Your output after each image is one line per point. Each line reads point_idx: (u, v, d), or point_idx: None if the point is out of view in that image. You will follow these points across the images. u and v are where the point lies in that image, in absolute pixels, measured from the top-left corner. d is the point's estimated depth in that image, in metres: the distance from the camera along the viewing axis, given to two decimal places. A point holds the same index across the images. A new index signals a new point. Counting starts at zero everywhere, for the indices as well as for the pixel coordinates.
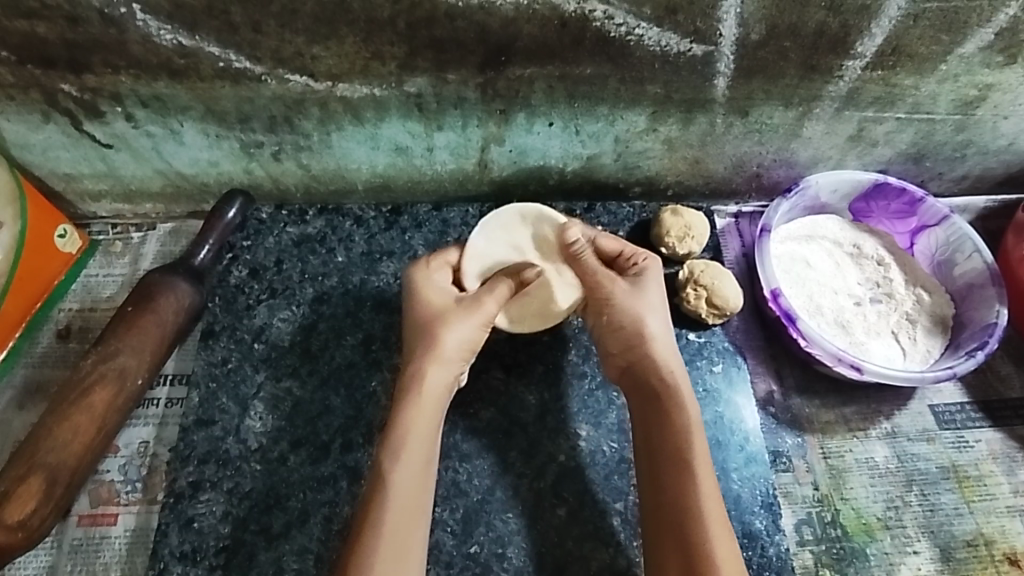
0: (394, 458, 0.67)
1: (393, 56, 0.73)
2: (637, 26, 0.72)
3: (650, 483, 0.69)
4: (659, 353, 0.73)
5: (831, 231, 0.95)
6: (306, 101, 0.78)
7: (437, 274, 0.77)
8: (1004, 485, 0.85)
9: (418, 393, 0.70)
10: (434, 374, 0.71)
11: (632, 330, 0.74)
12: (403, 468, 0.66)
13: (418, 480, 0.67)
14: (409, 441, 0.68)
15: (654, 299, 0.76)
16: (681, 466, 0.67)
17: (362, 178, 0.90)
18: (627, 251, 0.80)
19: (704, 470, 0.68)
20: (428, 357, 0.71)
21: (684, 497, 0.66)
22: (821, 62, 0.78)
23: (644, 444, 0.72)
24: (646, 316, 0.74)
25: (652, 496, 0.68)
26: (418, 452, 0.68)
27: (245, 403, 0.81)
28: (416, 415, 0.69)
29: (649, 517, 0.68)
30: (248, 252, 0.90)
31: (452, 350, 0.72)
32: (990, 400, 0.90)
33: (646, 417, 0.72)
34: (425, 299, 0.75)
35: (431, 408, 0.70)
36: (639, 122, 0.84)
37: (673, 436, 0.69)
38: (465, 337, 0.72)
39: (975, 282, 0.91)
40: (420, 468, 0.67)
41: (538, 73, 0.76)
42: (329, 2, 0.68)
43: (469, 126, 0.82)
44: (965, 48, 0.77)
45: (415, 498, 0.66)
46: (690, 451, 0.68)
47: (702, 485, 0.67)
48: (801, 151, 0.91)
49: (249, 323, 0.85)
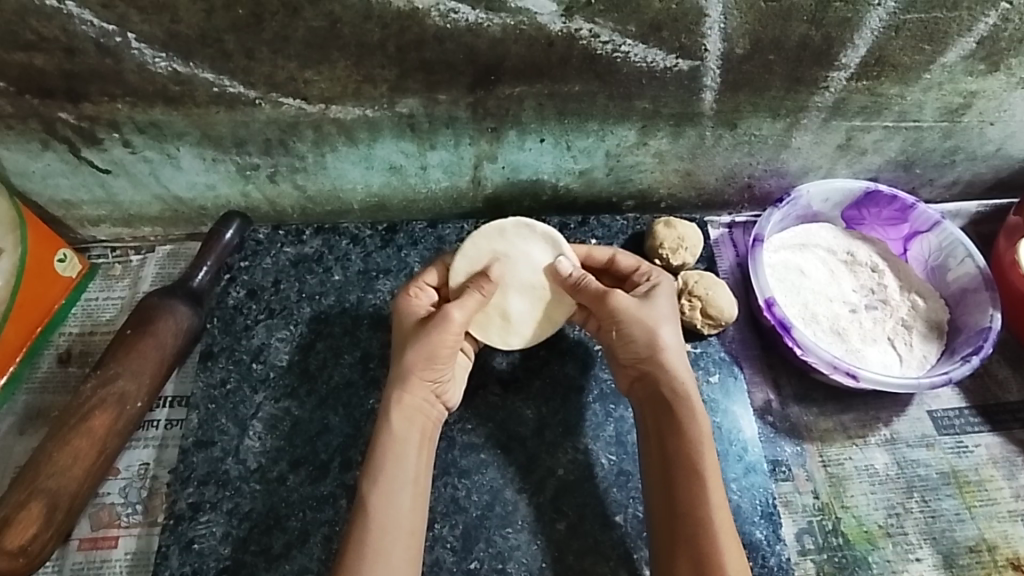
0: (374, 479, 0.67)
1: (385, 79, 0.74)
2: (623, 43, 0.73)
3: (659, 495, 0.70)
4: (675, 365, 0.74)
5: (824, 239, 0.96)
6: (300, 123, 0.79)
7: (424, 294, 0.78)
8: (1005, 490, 0.85)
9: (397, 416, 0.71)
10: (411, 396, 0.72)
11: (647, 343, 0.74)
12: (386, 487, 0.67)
13: (405, 500, 0.67)
14: (388, 464, 0.69)
15: (664, 310, 0.76)
16: (693, 476, 0.68)
17: (357, 198, 0.91)
18: (644, 267, 0.81)
19: (716, 483, 0.68)
20: (404, 377, 0.72)
21: (695, 510, 0.66)
22: (806, 74, 0.79)
23: (655, 458, 0.72)
24: (659, 327, 0.75)
25: (661, 509, 0.69)
26: (398, 474, 0.68)
27: (244, 423, 0.81)
28: (393, 436, 0.70)
29: (659, 529, 0.68)
30: (246, 273, 0.91)
31: (426, 367, 0.73)
32: (989, 403, 0.90)
33: (659, 430, 0.73)
34: (406, 323, 0.75)
35: (407, 429, 0.71)
36: (629, 137, 0.85)
37: (685, 448, 0.70)
38: (429, 353, 0.72)
39: (969, 287, 0.92)
40: (402, 490, 0.68)
41: (527, 91, 0.77)
42: (321, 28, 0.69)
43: (461, 143, 0.83)
44: (947, 57, 0.78)
45: (399, 518, 0.66)
46: (703, 462, 0.69)
47: (714, 497, 0.67)
48: (791, 162, 0.92)
49: (248, 344, 0.86)
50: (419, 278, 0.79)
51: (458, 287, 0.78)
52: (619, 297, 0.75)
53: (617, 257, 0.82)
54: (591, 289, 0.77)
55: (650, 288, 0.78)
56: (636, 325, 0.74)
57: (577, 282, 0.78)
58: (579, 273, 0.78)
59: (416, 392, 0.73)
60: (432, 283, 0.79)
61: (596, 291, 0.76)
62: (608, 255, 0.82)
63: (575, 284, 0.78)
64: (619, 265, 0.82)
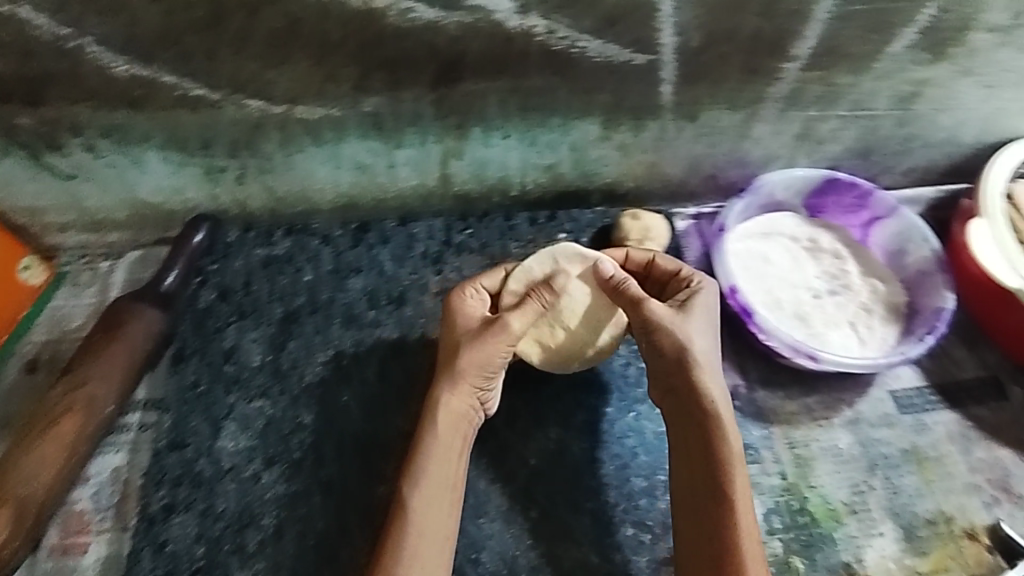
0: (415, 483, 0.70)
1: (347, 78, 0.75)
2: (580, 38, 0.74)
3: (686, 508, 0.72)
4: (707, 382, 0.74)
5: (787, 227, 0.98)
6: (265, 124, 0.79)
7: (472, 300, 0.79)
8: (961, 464, 0.87)
9: (442, 419, 0.74)
10: (457, 399, 0.74)
11: (679, 357, 0.74)
12: (425, 499, 0.69)
13: (438, 507, 0.70)
14: (429, 470, 0.71)
15: (699, 324, 0.76)
16: (721, 491, 0.70)
17: (327, 198, 0.92)
18: (684, 272, 0.81)
19: (744, 501, 0.70)
20: (446, 384, 0.74)
21: (722, 523, 0.69)
22: (760, 66, 0.81)
23: (682, 472, 0.73)
24: (692, 341, 0.75)
25: (687, 517, 0.71)
26: (439, 480, 0.71)
27: (217, 424, 0.81)
28: (438, 445, 0.73)
29: (685, 534, 0.71)
30: (217, 275, 0.91)
31: (477, 372, 0.74)
32: (947, 382, 0.94)
33: (687, 444, 0.74)
34: (462, 327, 0.76)
35: (450, 433, 0.73)
36: (592, 130, 0.86)
37: (714, 465, 0.71)
38: (483, 361, 0.74)
39: (925, 270, 0.95)
40: (438, 496, 0.70)
41: (489, 87, 0.79)
42: (281, 29, 0.70)
43: (427, 141, 0.84)
44: (894, 48, 0.81)
45: (436, 524, 0.69)
46: (732, 480, 0.70)
47: (741, 514, 0.69)
48: (753, 151, 0.93)
49: (219, 345, 0.86)
50: (474, 281, 0.80)
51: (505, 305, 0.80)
52: (655, 309, 0.75)
53: (656, 260, 0.83)
54: (629, 293, 0.76)
55: (687, 298, 0.78)
56: (670, 338, 0.74)
57: (618, 285, 0.77)
58: (620, 275, 0.78)
59: (461, 397, 0.74)
60: (488, 286, 0.81)
61: (634, 297, 0.76)
62: (647, 258, 0.83)
63: (615, 287, 0.77)
64: (659, 269, 0.83)
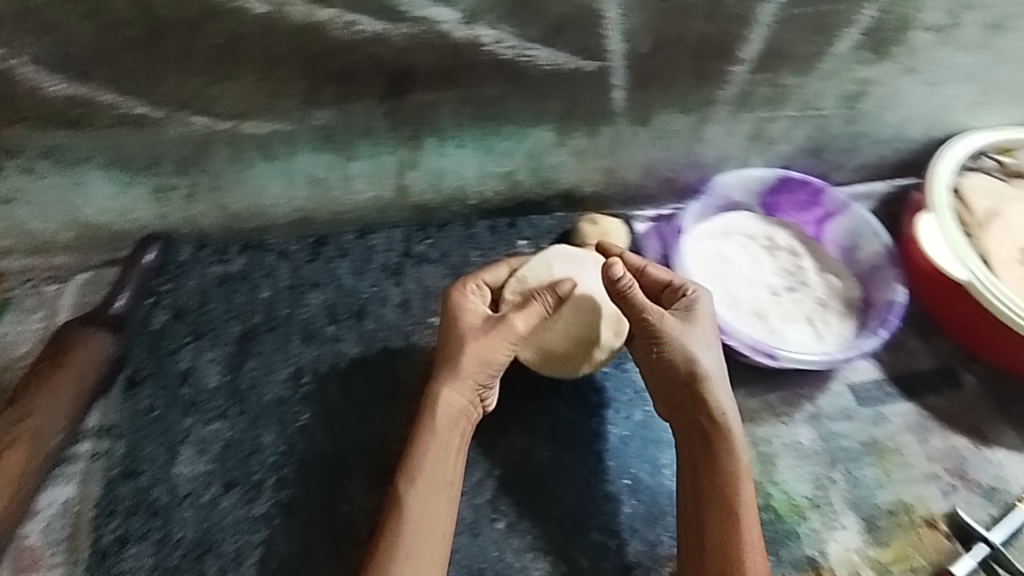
0: (412, 479, 0.71)
1: (295, 91, 0.74)
2: (528, 47, 0.74)
3: (685, 505, 0.73)
4: (715, 393, 0.76)
5: (744, 226, 0.99)
6: (212, 141, 0.78)
7: (474, 297, 0.80)
8: (918, 454, 0.89)
9: (440, 412, 0.74)
10: (457, 395, 0.75)
11: (687, 368, 0.76)
12: (423, 499, 0.70)
13: (435, 506, 0.70)
14: (425, 463, 0.71)
15: (705, 335, 0.78)
16: (724, 495, 0.71)
17: (282, 213, 0.90)
18: (676, 282, 0.82)
19: (749, 510, 0.71)
20: (447, 379, 0.75)
21: (724, 525, 0.70)
22: (708, 70, 0.82)
23: (687, 480, 0.75)
24: (698, 352, 0.76)
25: (686, 513, 0.73)
26: (437, 478, 0.71)
27: (173, 449, 0.79)
28: (435, 440, 0.73)
29: (684, 529, 0.72)
30: (170, 295, 0.89)
31: (479, 369, 0.76)
32: (902, 373, 0.96)
33: (693, 452, 0.75)
34: (464, 322, 0.77)
35: (447, 427, 0.74)
36: (547, 137, 0.86)
37: (721, 475, 0.73)
38: (486, 358, 0.76)
39: (876, 264, 0.97)
40: (436, 495, 0.70)
41: (440, 97, 0.78)
42: (222, 44, 0.68)
43: (380, 153, 0.83)
44: (837, 49, 0.83)
45: (434, 524, 0.69)
46: (737, 488, 0.72)
47: (744, 519, 0.70)
48: (707, 153, 0.95)
49: (174, 368, 0.84)
50: (476, 278, 0.81)
51: (506, 304, 0.81)
52: (661, 317, 0.77)
53: (649, 270, 0.83)
54: (633, 298, 0.75)
55: (687, 307, 0.79)
56: (678, 349, 0.76)
57: (625, 290, 0.75)
58: (629, 280, 0.75)
59: (461, 393, 0.75)
60: (489, 282, 0.82)
61: (638, 304, 0.76)
62: (640, 265, 0.83)
63: (622, 293, 0.75)
64: (650, 278, 0.83)
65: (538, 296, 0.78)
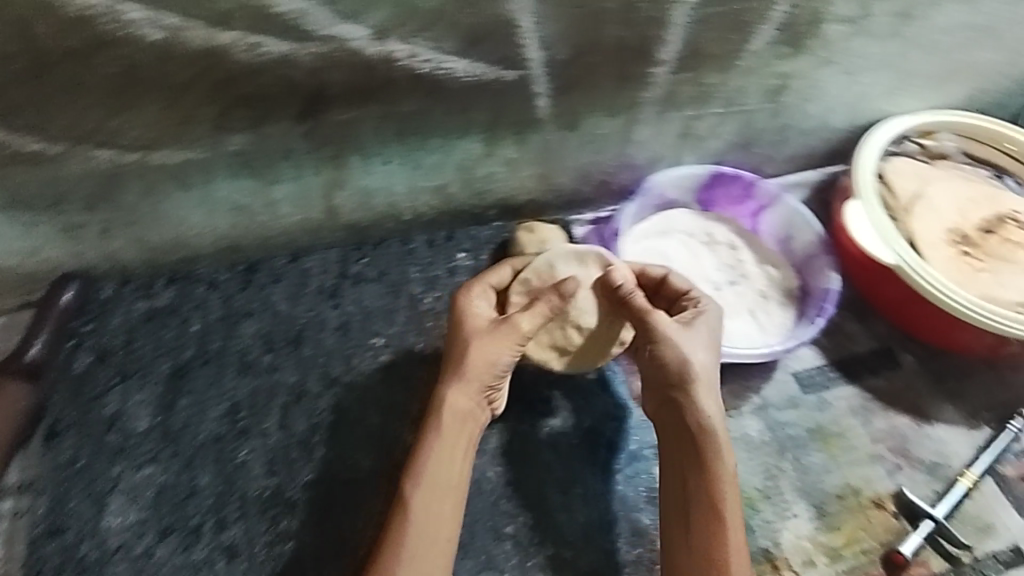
0: (417, 480, 0.70)
1: (205, 118, 0.71)
2: (444, 60, 0.73)
3: (671, 502, 0.73)
4: (701, 396, 0.73)
5: (683, 224, 1.00)
6: (121, 173, 0.74)
7: (480, 301, 0.78)
8: (862, 436, 0.91)
9: (447, 412, 0.73)
10: (463, 397, 0.74)
11: (679, 370, 0.74)
12: (426, 501, 0.69)
13: (439, 511, 0.69)
14: (430, 464, 0.71)
15: (700, 338, 0.76)
16: (711, 498, 0.71)
17: (207, 242, 0.86)
18: (694, 292, 0.80)
19: (734, 518, 0.70)
20: (454, 380, 0.74)
21: (711, 529, 0.69)
22: (630, 73, 0.82)
23: (674, 484, 0.73)
24: (693, 355, 0.74)
25: (674, 509, 0.72)
26: (441, 480, 0.70)
27: (100, 501, 0.75)
28: (443, 441, 0.72)
29: (670, 526, 0.72)
30: (93, 336, 0.84)
31: (486, 371, 0.74)
32: (844, 357, 0.97)
33: (680, 453, 0.74)
34: (468, 324, 0.76)
35: (456, 428, 0.73)
36: (475, 149, 0.85)
37: (706, 479, 0.71)
38: (491, 359, 0.74)
39: (810, 252, 0.99)
40: (442, 499, 0.69)
41: (360, 115, 0.76)
42: (119, 74, 0.65)
43: (304, 175, 0.81)
44: (755, 45, 0.84)
45: (438, 529, 0.68)
46: (723, 495, 0.71)
47: (730, 526, 0.69)
48: (639, 154, 0.95)
49: (99, 414, 0.80)
50: (482, 280, 0.79)
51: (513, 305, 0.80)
52: (661, 319, 0.75)
53: (670, 277, 0.82)
54: (636, 302, 0.76)
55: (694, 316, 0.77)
56: (672, 351, 0.74)
57: (626, 295, 0.76)
58: (630, 285, 0.77)
59: (468, 395, 0.74)
60: (494, 284, 0.80)
61: (640, 308, 0.75)
62: (661, 274, 0.82)
63: (624, 298, 0.76)
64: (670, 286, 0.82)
65: (543, 296, 0.75)
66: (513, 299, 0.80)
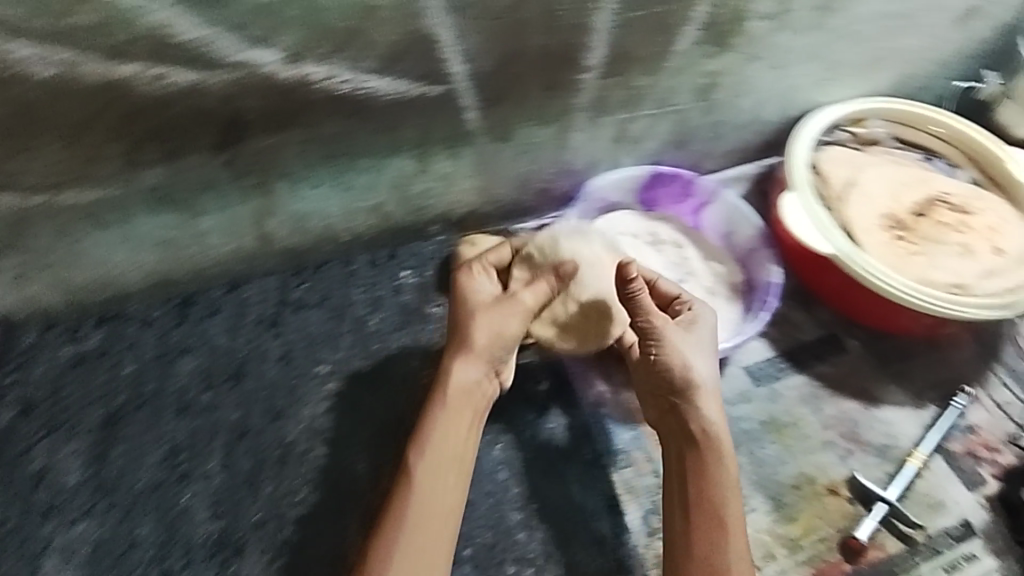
0: (422, 449, 0.71)
1: (115, 154, 0.68)
2: (363, 80, 0.71)
3: (671, 499, 0.72)
4: (702, 403, 0.73)
5: (626, 225, 1.00)
6: (30, 218, 0.71)
7: (481, 278, 0.77)
8: (814, 424, 0.92)
9: (453, 387, 0.73)
10: (471, 367, 0.74)
11: (682, 375, 0.74)
12: (432, 473, 0.70)
13: (443, 490, 0.69)
14: (435, 438, 0.72)
15: (703, 346, 0.76)
16: (712, 499, 0.70)
17: (135, 280, 0.83)
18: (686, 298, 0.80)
19: (737, 525, 0.69)
20: (462, 353, 0.74)
21: (713, 532, 0.68)
22: (557, 81, 0.81)
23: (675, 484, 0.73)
24: (694, 360, 0.74)
25: (675, 502, 0.71)
26: (445, 454, 0.71)
27: (34, 562, 0.73)
28: (448, 415, 0.73)
29: (671, 523, 0.71)
30: (17, 387, 0.81)
31: (495, 342, 0.74)
32: (793, 347, 0.99)
33: (681, 455, 0.73)
34: (472, 301, 0.75)
35: (461, 406, 0.73)
36: (408, 166, 0.83)
37: (707, 483, 0.70)
38: (498, 329, 0.74)
39: (752, 247, 1.00)
40: (448, 475, 0.70)
41: (281, 140, 0.74)
42: (13, 115, 0.62)
43: (230, 205, 0.78)
44: (679, 45, 0.84)
45: (445, 499, 0.69)
46: (725, 501, 0.70)
47: (731, 533, 0.68)
48: (576, 159, 0.94)
49: (27, 470, 0.77)
50: (484, 257, 0.78)
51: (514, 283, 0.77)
52: (663, 322, 0.75)
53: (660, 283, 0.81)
54: (640, 301, 0.75)
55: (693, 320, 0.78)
56: (673, 355, 0.74)
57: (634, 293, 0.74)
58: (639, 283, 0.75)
59: (474, 367, 0.74)
60: (495, 263, 0.78)
61: (646, 308, 0.75)
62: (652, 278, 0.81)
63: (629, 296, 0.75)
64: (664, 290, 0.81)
65: (543, 274, 0.76)
66: (514, 278, 0.77)
